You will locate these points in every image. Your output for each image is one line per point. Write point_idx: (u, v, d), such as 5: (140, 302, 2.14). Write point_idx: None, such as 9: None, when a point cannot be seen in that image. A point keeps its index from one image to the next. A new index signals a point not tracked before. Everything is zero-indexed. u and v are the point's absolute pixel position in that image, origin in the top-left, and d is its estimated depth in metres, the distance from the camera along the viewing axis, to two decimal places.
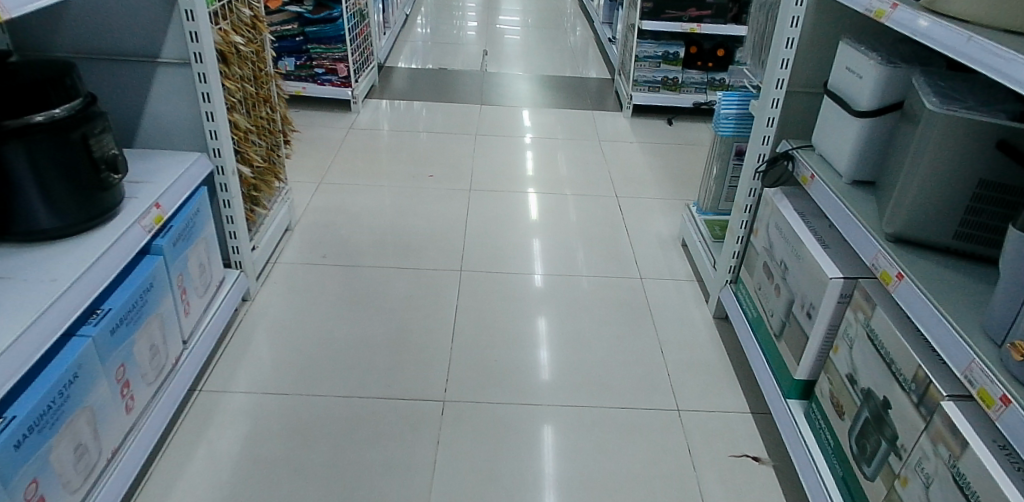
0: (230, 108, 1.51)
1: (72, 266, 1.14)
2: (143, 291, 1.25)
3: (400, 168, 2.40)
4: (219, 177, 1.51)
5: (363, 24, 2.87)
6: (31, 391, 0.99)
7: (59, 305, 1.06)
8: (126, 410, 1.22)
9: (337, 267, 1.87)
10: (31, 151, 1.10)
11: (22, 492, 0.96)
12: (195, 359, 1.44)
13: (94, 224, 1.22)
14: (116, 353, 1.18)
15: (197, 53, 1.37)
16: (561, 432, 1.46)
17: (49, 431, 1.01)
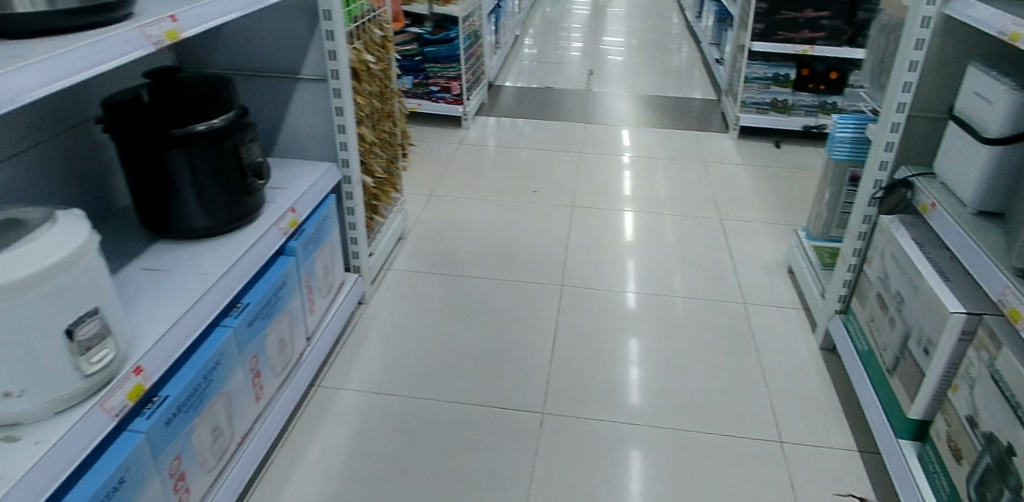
0: (359, 121, 1.62)
1: (219, 262, 1.25)
2: (277, 288, 1.35)
3: (504, 184, 2.47)
4: (345, 186, 1.61)
5: (476, 45, 2.99)
6: (180, 375, 1.10)
7: (206, 298, 1.17)
8: (256, 398, 1.32)
9: (444, 276, 1.95)
10: (192, 156, 1.22)
11: (168, 466, 1.06)
12: (317, 355, 1.53)
13: (239, 225, 1.34)
14: (252, 345, 1.28)
15: (334, 70, 1.48)
16: (651, 457, 1.44)
17: (192, 413, 1.11)
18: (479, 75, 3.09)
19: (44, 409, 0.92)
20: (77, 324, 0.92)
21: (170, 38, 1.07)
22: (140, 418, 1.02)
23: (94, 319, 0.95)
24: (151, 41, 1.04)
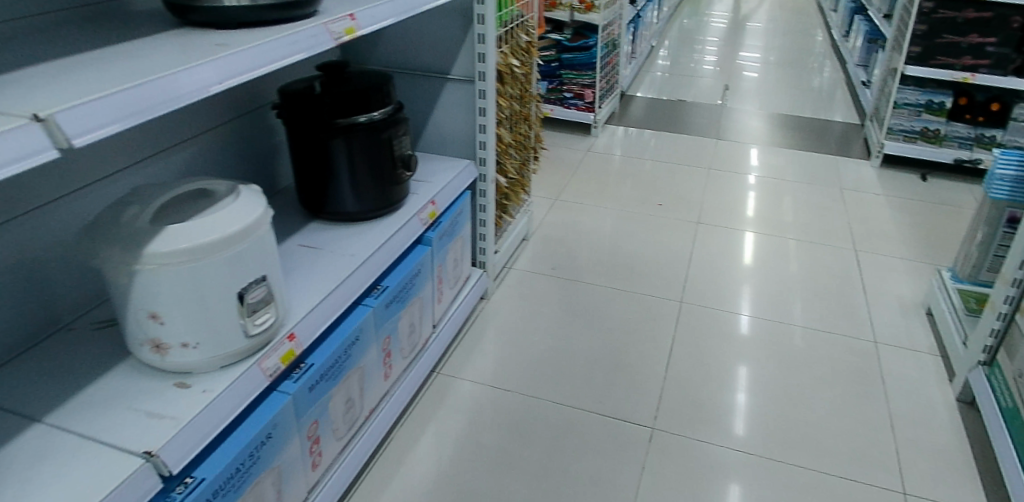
0: (499, 123, 1.68)
1: (366, 245, 1.33)
2: (413, 275, 1.42)
3: (629, 194, 2.46)
4: (480, 184, 1.67)
5: (613, 54, 3.00)
6: (325, 346, 1.19)
7: (352, 278, 1.25)
8: (385, 377, 1.39)
9: (564, 280, 1.97)
10: (351, 145, 1.31)
11: (307, 428, 1.15)
12: (440, 342, 1.60)
13: (384, 213, 1.42)
14: (387, 325, 1.35)
15: (482, 72, 1.55)
16: (749, 493, 1.37)
17: (331, 383, 1.19)
18: (613, 84, 3.09)
19: (212, 361, 1.01)
20: (247, 288, 1.01)
21: (348, 34, 1.15)
22: (289, 382, 1.11)
23: (262, 285, 1.04)
24: (333, 37, 1.13)
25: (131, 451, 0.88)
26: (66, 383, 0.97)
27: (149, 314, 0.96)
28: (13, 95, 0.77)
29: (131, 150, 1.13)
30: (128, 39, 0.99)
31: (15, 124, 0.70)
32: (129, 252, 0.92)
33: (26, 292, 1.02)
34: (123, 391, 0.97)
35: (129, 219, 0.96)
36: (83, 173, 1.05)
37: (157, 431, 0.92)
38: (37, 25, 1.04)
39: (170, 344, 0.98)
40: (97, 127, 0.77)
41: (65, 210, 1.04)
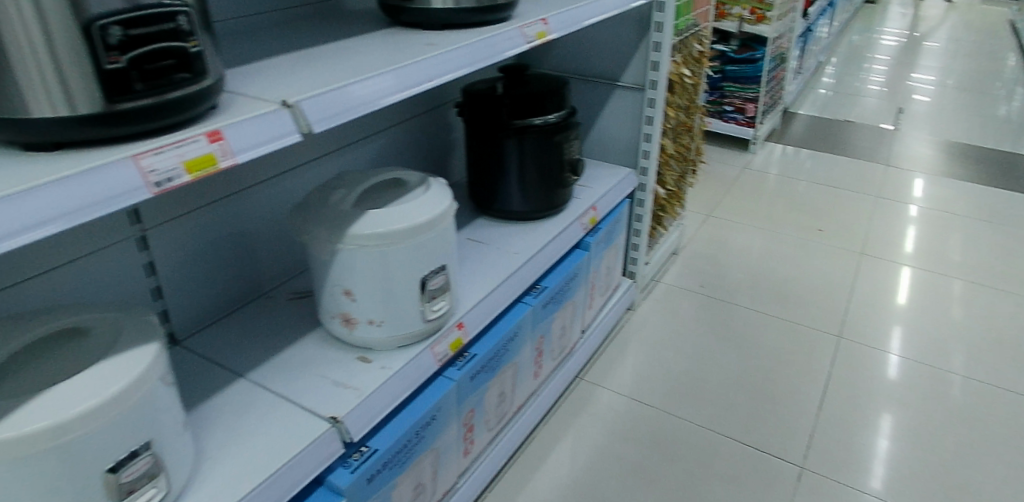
0: (664, 133, 1.66)
1: (530, 244, 1.37)
2: (570, 278, 1.45)
3: (788, 217, 2.37)
4: (639, 193, 1.67)
5: (779, 68, 2.90)
6: (488, 338, 1.23)
7: (517, 275, 1.29)
8: (535, 376, 1.43)
9: (713, 299, 1.94)
10: (525, 146, 1.35)
11: (464, 415, 1.20)
12: (586, 347, 1.62)
13: (547, 214, 1.45)
14: (542, 325, 1.39)
15: (654, 81, 1.54)
16: None
17: (489, 374, 1.24)
18: (776, 100, 2.97)
19: (392, 340, 1.07)
20: (430, 274, 1.07)
21: (540, 38, 1.18)
22: (454, 368, 1.16)
23: (441, 274, 1.09)
24: (526, 40, 1.16)
25: (319, 415, 0.95)
26: (267, 345, 1.07)
27: (343, 290, 1.04)
28: (264, 82, 0.86)
29: (338, 137, 1.23)
30: (349, 35, 1.08)
31: (269, 109, 0.79)
32: (334, 231, 0.99)
33: (243, 258, 1.14)
34: (314, 360, 1.05)
35: (335, 201, 1.04)
36: (300, 153, 1.17)
37: (341, 400, 0.98)
38: (279, 16, 1.16)
39: (358, 320, 1.05)
40: (332, 114, 0.85)
41: (280, 187, 1.15)
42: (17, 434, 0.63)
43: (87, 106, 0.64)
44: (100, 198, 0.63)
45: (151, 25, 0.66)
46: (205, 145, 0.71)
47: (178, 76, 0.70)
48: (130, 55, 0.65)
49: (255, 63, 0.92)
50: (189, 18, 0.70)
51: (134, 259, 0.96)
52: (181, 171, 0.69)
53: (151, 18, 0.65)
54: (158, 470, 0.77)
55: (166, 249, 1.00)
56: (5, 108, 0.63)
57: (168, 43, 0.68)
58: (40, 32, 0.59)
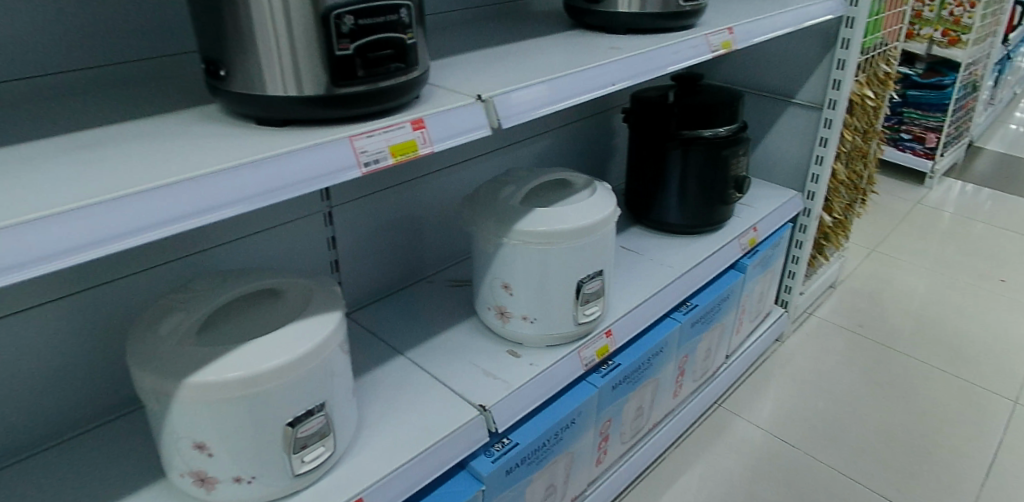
0: (837, 157, 1.60)
1: (683, 260, 1.35)
2: (721, 299, 1.43)
3: (965, 262, 2.16)
4: (803, 218, 1.63)
5: (970, 97, 2.66)
6: (633, 349, 1.23)
7: (669, 289, 1.28)
8: (673, 395, 1.42)
9: (871, 342, 1.81)
10: (690, 158, 1.33)
11: (602, 423, 1.20)
12: (729, 372, 1.60)
13: (704, 229, 1.43)
14: (687, 344, 1.37)
15: (833, 100, 1.48)
16: None
17: (631, 386, 1.23)
18: (961, 131, 2.72)
19: (542, 338, 1.09)
20: (587, 279, 1.06)
21: (724, 48, 1.15)
22: (597, 375, 1.17)
23: (598, 279, 1.08)
24: (710, 49, 1.14)
25: (469, 400, 0.98)
26: (424, 327, 1.13)
27: (502, 284, 1.06)
28: (462, 76, 0.90)
29: (514, 132, 1.28)
30: (537, 35, 1.11)
31: (466, 102, 0.82)
32: (502, 224, 1.02)
33: (412, 242, 1.20)
34: (466, 346, 1.09)
35: (505, 196, 1.07)
36: (480, 144, 1.24)
37: (490, 389, 1.00)
38: (480, 13, 1.21)
39: (512, 314, 1.08)
40: (525, 111, 0.87)
41: (451, 177, 1.21)
42: (219, 378, 0.68)
43: (313, 88, 0.69)
44: (318, 173, 0.68)
45: (378, 16, 0.70)
46: (409, 132, 0.75)
47: (394, 66, 0.74)
48: (358, 43, 0.70)
49: (451, 57, 0.97)
50: (409, 11, 0.74)
51: (320, 232, 1.04)
52: (386, 153, 0.73)
53: (378, 9, 0.70)
54: (329, 430, 0.81)
55: (347, 227, 1.08)
56: (248, 84, 0.69)
57: (389, 34, 0.72)
58: (281, 10, 0.65)
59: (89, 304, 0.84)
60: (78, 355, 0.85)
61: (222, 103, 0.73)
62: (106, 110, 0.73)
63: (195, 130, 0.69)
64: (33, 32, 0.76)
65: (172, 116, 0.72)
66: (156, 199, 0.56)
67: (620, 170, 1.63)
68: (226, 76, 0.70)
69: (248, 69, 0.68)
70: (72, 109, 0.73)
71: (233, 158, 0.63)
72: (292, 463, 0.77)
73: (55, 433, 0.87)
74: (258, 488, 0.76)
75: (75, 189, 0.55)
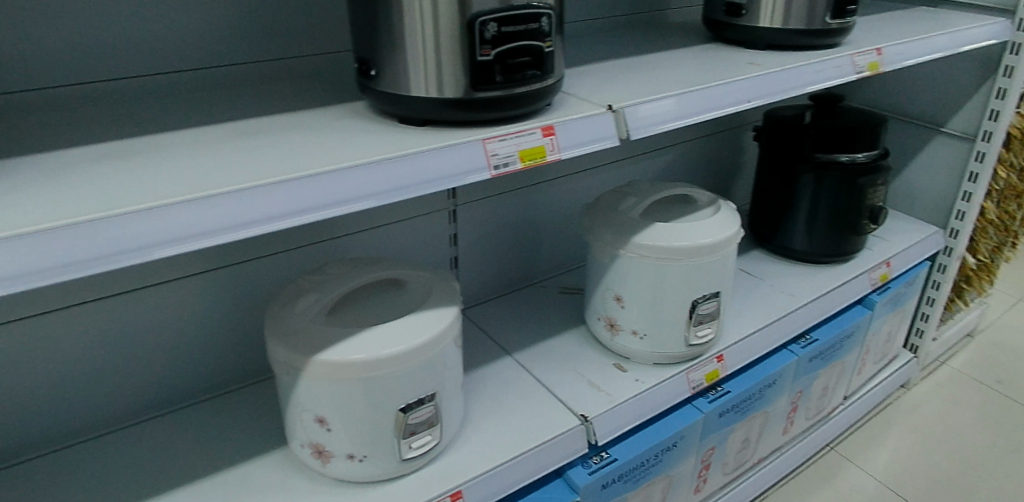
0: (988, 194, 1.47)
1: (806, 290, 1.29)
2: (845, 336, 1.34)
3: None
4: (943, 257, 1.51)
5: None
6: (744, 378, 1.19)
7: (788, 319, 1.22)
8: (782, 431, 1.34)
9: (1012, 400, 1.64)
10: (823, 183, 1.26)
11: (704, 451, 1.16)
12: (846, 415, 1.50)
13: (831, 260, 1.35)
14: (803, 379, 1.30)
15: (989, 132, 1.36)
16: None
17: (738, 416, 1.19)
18: None
19: (651, 355, 1.07)
20: (702, 299, 1.03)
21: (871, 69, 1.09)
22: (703, 400, 1.13)
23: (714, 300, 1.05)
24: (855, 70, 1.08)
25: (571, 409, 0.98)
26: (533, 330, 1.14)
27: (614, 296, 1.06)
28: (594, 85, 0.91)
29: (637, 145, 1.28)
30: (671, 47, 1.10)
31: (596, 112, 0.82)
32: (619, 236, 1.01)
33: (529, 247, 1.22)
34: (572, 355, 1.09)
35: (625, 208, 1.06)
36: (603, 155, 1.24)
37: (593, 400, 1.00)
38: (616, 22, 1.21)
39: (622, 328, 1.07)
40: (654, 123, 0.86)
41: (571, 185, 1.22)
42: (343, 359, 0.73)
43: (453, 91, 0.72)
44: (451, 173, 0.70)
45: (520, 23, 0.72)
46: (539, 138, 0.76)
47: (530, 73, 0.76)
48: (498, 50, 0.72)
49: (584, 66, 0.98)
50: (550, 20, 0.75)
51: (443, 229, 1.08)
52: (516, 158, 0.74)
53: (520, 17, 0.72)
54: (437, 420, 0.83)
55: (468, 226, 1.11)
56: (395, 85, 0.73)
57: (528, 41, 0.74)
58: (430, 15, 0.68)
59: (237, 277, 0.92)
60: (223, 323, 0.94)
61: (370, 100, 0.78)
62: (270, 100, 0.80)
63: (345, 124, 0.74)
64: (217, 26, 0.84)
65: (325, 110, 0.78)
66: (304, 188, 0.61)
67: (745, 190, 1.58)
68: (376, 76, 0.75)
69: (396, 69, 0.73)
70: (242, 98, 0.81)
71: (375, 152, 0.67)
72: (401, 447, 0.80)
73: (198, 392, 0.95)
74: (368, 468, 0.80)
75: (237, 172, 0.61)
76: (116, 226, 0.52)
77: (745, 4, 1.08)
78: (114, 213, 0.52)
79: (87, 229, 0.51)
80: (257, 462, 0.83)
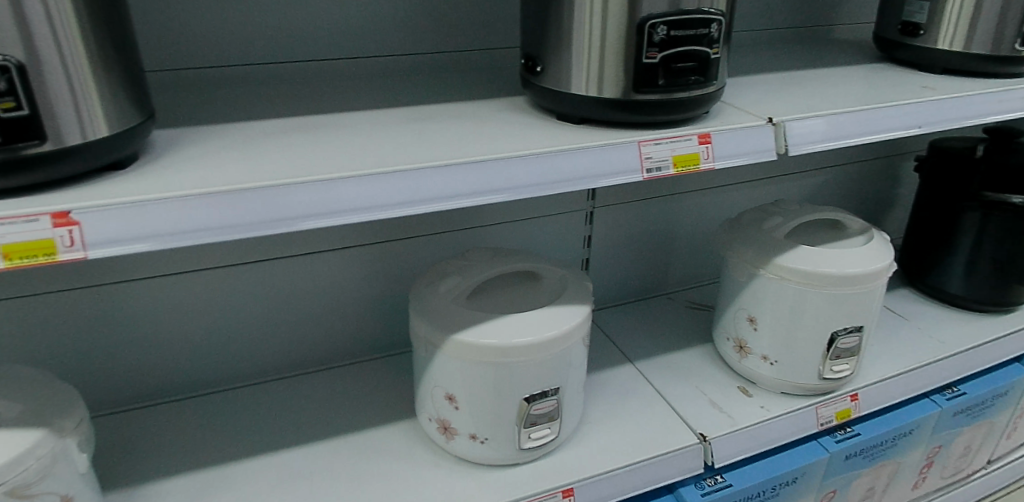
0: None
1: (960, 338, 1.18)
2: (998, 394, 1.22)
3: None
4: None
5: None
6: (877, 422, 1.10)
7: (935, 366, 1.12)
8: (912, 486, 1.24)
9: None
10: (990, 224, 1.14)
11: (823, 492, 1.09)
12: (988, 481, 1.36)
13: (990, 308, 1.24)
14: (944, 434, 1.19)
15: None
16: None
17: (866, 462, 1.10)
18: None
19: (780, 383, 1.02)
20: (843, 333, 0.97)
21: None
22: (830, 438, 1.06)
23: (856, 334, 0.98)
24: None
25: (690, 426, 0.95)
26: (657, 341, 1.12)
27: (747, 316, 1.02)
28: (753, 97, 0.88)
29: (785, 165, 1.23)
30: (838, 64, 1.05)
31: (756, 124, 0.79)
32: (760, 255, 0.98)
33: (659, 257, 1.20)
34: (695, 372, 1.06)
35: (769, 227, 1.02)
36: (747, 171, 1.20)
37: (714, 420, 0.97)
38: (777, 35, 1.17)
39: (752, 351, 1.03)
40: (816, 141, 0.82)
41: (711, 198, 1.19)
42: (477, 342, 0.75)
43: (613, 91, 0.73)
44: (605, 172, 0.70)
45: (689, 29, 0.72)
46: (695, 144, 0.75)
47: (692, 78, 0.74)
48: (665, 53, 0.72)
49: (742, 77, 0.96)
50: (720, 26, 0.74)
51: (578, 229, 1.09)
52: (669, 163, 0.74)
53: (690, 22, 0.71)
54: (558, 415, 0.84)
55: (603, 229, 1.12)
56: (558, 81, 0.75)
57: (695, 46, 0.73)
58: (600, 14, 0.70)
59: (384, 254, 0.97)
60: (366, 296, 0.99)
61: (531, 95, 0.80)
62: (436, 89, 0.84)
63: (506, 116, 0.77)
64: (394, 17, 0.89)
65: (488, 102, 0.81)
66: (469, 173, 0.63)
67: (897, 223, 1.47)
68: (541, 71, 0.77)
69: (561, 66, 0.74)
70: (410, 86, 0.85)
71: (535, 145, 0.69)
72: (520, 436, 0.82)
73: (337, 358, 1.02)
74: (487, 451, 0.82)
75: (408, 152, 0.64)
76: (302, 192, 0.56)
77: (924, 24, 1.01)
78: (301, 179, 0.57)
79: (283, 193, 0.56)
80: (384, 430, 0.88)
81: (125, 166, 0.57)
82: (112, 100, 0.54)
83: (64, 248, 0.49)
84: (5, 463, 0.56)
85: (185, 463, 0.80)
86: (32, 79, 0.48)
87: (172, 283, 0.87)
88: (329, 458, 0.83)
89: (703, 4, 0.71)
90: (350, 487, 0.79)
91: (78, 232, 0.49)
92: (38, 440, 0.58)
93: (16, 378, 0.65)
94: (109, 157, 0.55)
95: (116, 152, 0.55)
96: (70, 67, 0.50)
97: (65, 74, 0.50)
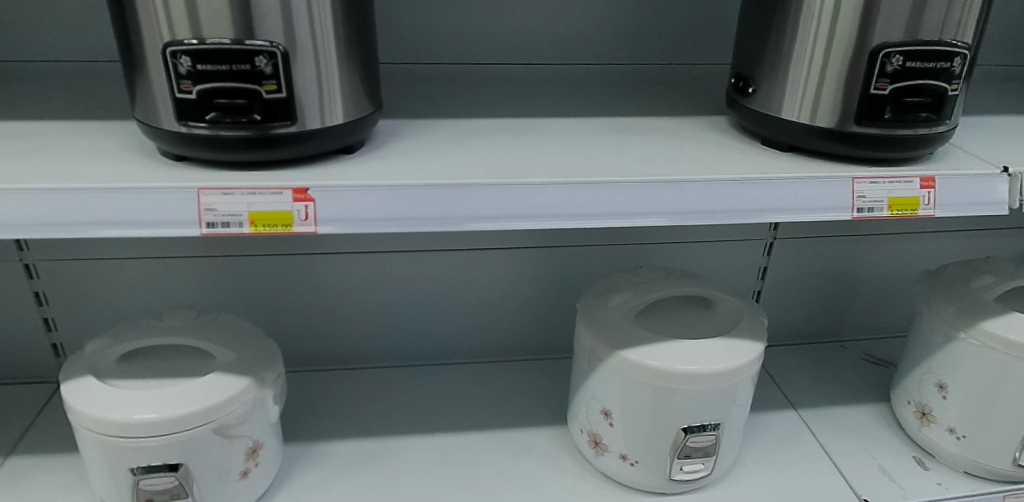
0: None
1: None
2: None
3: None
4: None
5: None
6: None
7: None
8: None
9: None
10: None
11: None
12: None
13: None
14: None
15: None
16: None
17: None
18: None
19: (966, 462, 0.90)
20: None
21: None
22: None
23: None
24: None
25: (854, 489, 0.87)
26: (824, 391, 1.04)
27: (936, 381, 0.90)
28: (986, 141, 0.79)
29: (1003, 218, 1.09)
30: None
31: (989, 172, 0.70)
32: (963, 316, 0.87)
33: (837, 299, 1.12)
34: (866, 431, 0.97)
35: (977, 286, 0.91)
36: (955, 220, 1.08)
37: (883, 488, 0.87)
38: (1015, 73, 1.04)
39: (937, 420, 0.91)
40: None
41: (907, 244, 1.09)
42: (641, 362, 0.73)
43: (829, 121, 0.68)
44: (808, 206, 0.66)
45: (928, 61, 0.65)
46: (916, 188, 0.68)
47: (923, 115, 0.67)
48: (897, 85, 0.65)
49: (973, 118, 0.86)
50: (964, 61, 0.66)
51: (754, 259, 1.04)
52: (884, 205, 0.67)
53: (930, 54, 0.64)
54: (714, 452, 0.79)
55: (780, 261, 1.06)
56: (768, 105, 0.72)
57: (931, 81, 0.66)
58: (826, 39, 0.65)
59: (554, 259, 0.98)
60: (532, 298, 1.01)
61: (736, 116, 0.78)
62: (636, 102, 0.83)
63: (708, 136, 0.74)
64: (601, 27, 0.89)
65: (689, 119, 0.79)
66: (667, 191, 0.62)
67: None
68: (752, 93, 0.74)
69: (774, 89, 0.71)
70: (614, 96, 0.85)
71: (739, 170, 0.65)
72: (672, 466, 0.79)
73: (495, 352, 1.04)
74: (635, 474, 0.80)
75: (608, 163, 0.64)
76: (503, 194, 0.58)
77: None
78: (503, 181, 0.58)
79: (486, 192, 0.57)
80: (533, 432, 0.88)
81: (353, 151, 0.62)
82: (350, 89, 0.58)
83: (299, 222, 0.54)
84: (218, 403, 0.62)
85: (349, 430, 0.86)
86: (292, 65, 0.53)
87: (357, 260, 0.94)
88: (480, 449, 0.85)
89: (947, 35, 0.64)
90: (498, 482, 0.80)
91: (312, 208, 0.54)
92: (244, 388, 0.65)
93: (232, 326, 0.73)
94: (342, 142, 0.60)
95: (349, 138, 0.60)
96: (321, 57, 0.55)
97: (316, 62, 0.55)
